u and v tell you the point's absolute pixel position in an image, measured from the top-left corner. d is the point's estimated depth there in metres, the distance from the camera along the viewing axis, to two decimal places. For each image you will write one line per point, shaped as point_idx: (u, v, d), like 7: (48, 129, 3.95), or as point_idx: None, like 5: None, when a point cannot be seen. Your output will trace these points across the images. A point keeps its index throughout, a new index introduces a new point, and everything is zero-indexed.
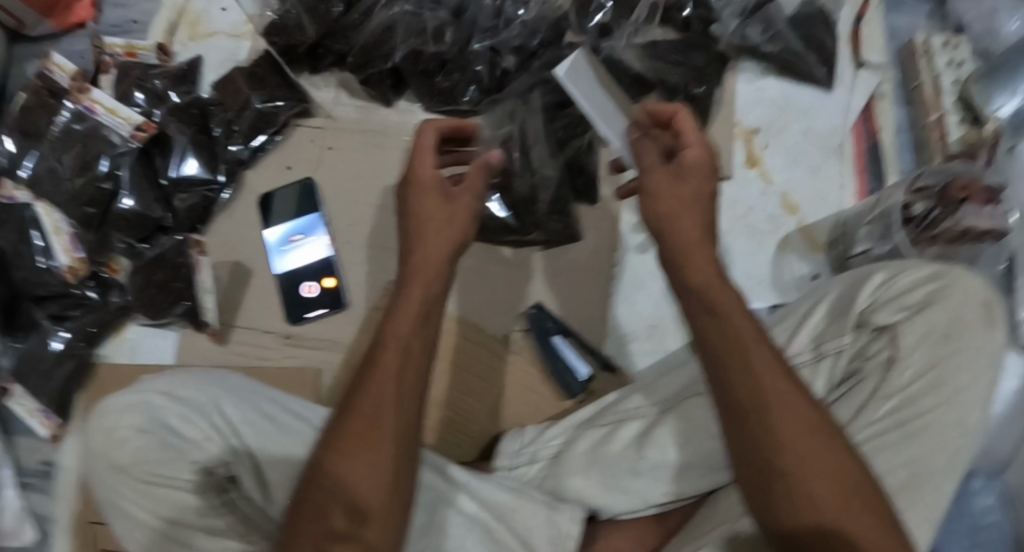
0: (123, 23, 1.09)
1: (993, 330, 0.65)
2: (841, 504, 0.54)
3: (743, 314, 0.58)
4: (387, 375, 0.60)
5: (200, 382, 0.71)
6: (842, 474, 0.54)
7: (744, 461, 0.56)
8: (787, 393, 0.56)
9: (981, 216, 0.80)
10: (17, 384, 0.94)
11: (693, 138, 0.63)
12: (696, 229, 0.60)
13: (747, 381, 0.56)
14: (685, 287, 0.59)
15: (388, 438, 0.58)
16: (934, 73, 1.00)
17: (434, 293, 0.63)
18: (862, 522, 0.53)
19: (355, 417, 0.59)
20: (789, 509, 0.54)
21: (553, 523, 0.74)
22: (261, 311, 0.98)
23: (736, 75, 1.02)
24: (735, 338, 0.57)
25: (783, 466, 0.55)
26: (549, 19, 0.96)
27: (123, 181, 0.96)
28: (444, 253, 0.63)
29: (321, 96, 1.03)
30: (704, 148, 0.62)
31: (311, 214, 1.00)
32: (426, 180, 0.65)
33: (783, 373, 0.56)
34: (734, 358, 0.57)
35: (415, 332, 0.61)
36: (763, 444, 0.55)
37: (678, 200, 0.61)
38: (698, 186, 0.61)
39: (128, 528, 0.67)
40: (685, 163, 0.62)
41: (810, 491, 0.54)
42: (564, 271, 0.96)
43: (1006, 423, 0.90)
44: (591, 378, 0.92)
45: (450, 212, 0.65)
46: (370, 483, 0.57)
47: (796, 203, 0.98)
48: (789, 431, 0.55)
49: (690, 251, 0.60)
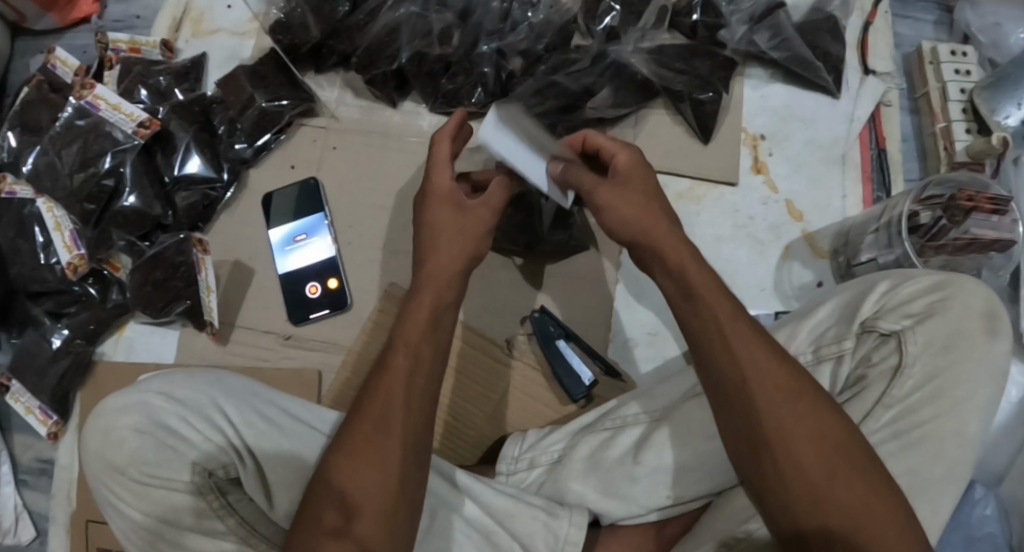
0: (126, 18, 1.10)
1: (993, 341, 0.66)
2: (828, 471, 0.55)
3: (720, 294, 0.60)
4: (395, 382, 0.60)
5: (197, 382, 0.70)
6: (824, 439, 0.56)
7: (733, 435, 0.58)
8: (768, 365, 0.58)
9: (986, 226, 0.82)
10: (14, 380, 0.95)
11: (619, 149, 0.67)
12: (665, 228, 0.64)
13: (727, 357, 0.58)
14: (685, 290, 0.61)
15: (395, 446, 0.59)
16: (940, 81, 1.01)
17: (446, 300, 0.65)
18: (849, 486, 0.54)
19: (364, 423, 0.59)
20: (778, 479, 0.56)
21: (551, 529, 0.73)
22: (262, 311, 0.98)
23: (742, 82, 1.01)
24: (715, 317, 0.59)
25: (768, 436, 0.56)
26: (556, 24, 0.96)
27: (125, 178, 0.95)
28: (456, 267, 0.66)
29: (325, 96, 1.03)
30: (632, 155, 0.67)
31: (314, 215, 1.00)
32: (443, 191, 0.68)
33: (761, 345, 0.58)
34: (716, 336, 0.59)
35: (422, 341, 0.62)
36: (749, 416, 0.57)
37: (632, 208, 0.64)
38: (641, 190, 0.65)
39: (124, 526, 0.67)
40: (621, 172, 0.66)
41: (796, 459, 0.55)
42: (566, 276, 0.96)
43: (1003, 434, 0.92)
44: (594, 383, 0.90)
45: (464, 226, 0.67)
46: (376, 481, 0.58)
47: (800, 211, 0.98)
48: (770, 399, 0.57)
49: (668, 258, 0.62)
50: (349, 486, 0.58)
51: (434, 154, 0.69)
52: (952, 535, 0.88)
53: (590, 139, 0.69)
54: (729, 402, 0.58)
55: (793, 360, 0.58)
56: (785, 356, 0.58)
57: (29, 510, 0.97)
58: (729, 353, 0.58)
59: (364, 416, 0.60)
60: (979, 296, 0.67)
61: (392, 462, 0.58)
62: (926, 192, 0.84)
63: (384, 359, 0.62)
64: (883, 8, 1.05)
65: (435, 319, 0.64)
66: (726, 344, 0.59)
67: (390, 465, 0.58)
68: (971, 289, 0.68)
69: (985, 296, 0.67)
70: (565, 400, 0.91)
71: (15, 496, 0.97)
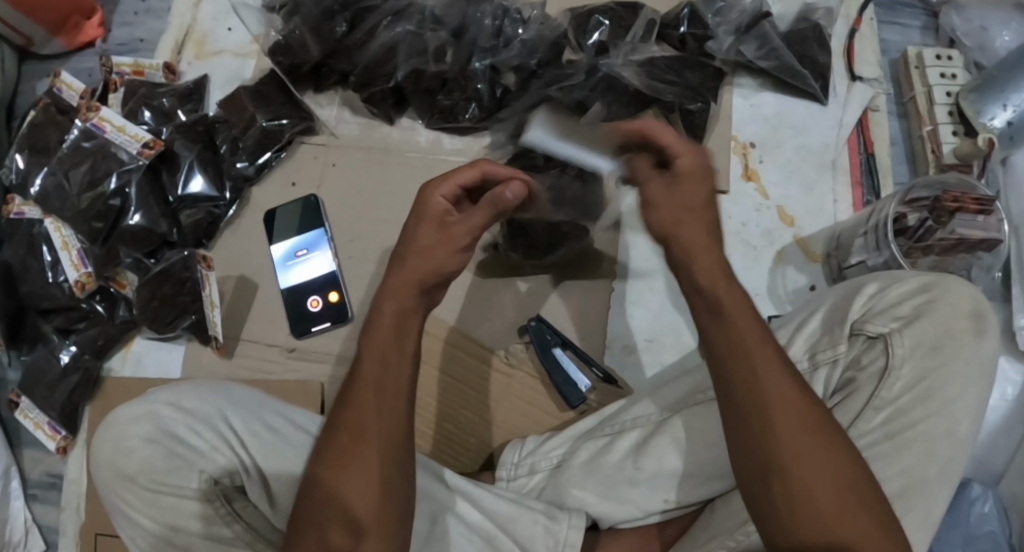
0: (131, 41, 1.13)
1: (979, 340, 0.67)
2: (835, 500, 0.56)
3: (747, 314, 0.61)
4: (367, 391, 0.63)
5: (206, 394, 0.72)
6: (836, 470, 0.57)
7: (745, 457, 0.59)
8: (788, 391, 0.59)
9: (973, 226, 0.84)
10: (24, 396, 0.97)
11: (686, 149, 0.65)
12: (699, 231, 0.63)
13: (750, 380, 0.59)
14: (714, 307, 0.61)
15: (375, 448, 0.62)
16: (927, 86, 1.02)
17: (408, 308, 0.66)
18: (854, 517, 0.56)
19: (343, 429, 0.63)
20: (787, 505, 0.57)
21: (551, 532, 0.75)
22: (267, 325, 1.00)
23: (732, 91, 1.04)
24: (740, 337, 0.60)
25: (782, 462, 0.57)
26: (548, 39, 0.98)
27: (131, 197, 0.97)
28: (416, 283, 0.66)
29: (324, 114, 1.05)
30: (695, 157, 0.64)
31: (316, 230, 1.02)
32: (430, 208, 0.69)
33: (785, 373, 0.59)
34: (736, 358, 0.60)
35: (388, 347, 0.64)
36: (763, 441, 0.58)
37: (674, 212, 0.64)
38: (699, 194, 0.64)
39: (136, 533, 0.69)
40: (678, 172, 0.64)
41: (806, 486, 0.57)
42: (561, 286, 0.98)
43: (998, 433, 0.93)
44: (590, 389, 0.92)
45: (434, 245, 0.67)
46: (361, 491, 0.61)
47: (792, 216, 0.99)
48: (789, 428, 0.58)
49: (694, 255, 0.62)
50: (341, 501, 0.61)
51: (450, 172, 0.71)
52: (950, 533, 0.89)
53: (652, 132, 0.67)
54: (744, 425, 0.59)
55: (813, 393, 0.60)
56: (805, 387, 0.60)
57: (39, 524, 0.99)
58: (752, 378, 0.59)
59: (343, 429, 0.63)
60: (965, 296, 0.69)
61: (374, 467, 0.61)
62: (913, 194, 0.85)
63: (356, 369, 0.65)
64: (869, 15, 1.07)
65: (399, 326, 0.65)
66: (750, 368, 0.59)
67: (371, 468, 0.61)
68: (957, 289, 0.69)
69: (970, 295, 0.69)
70: (563, 406, 0.93)
71: (25, 510, 0.99)
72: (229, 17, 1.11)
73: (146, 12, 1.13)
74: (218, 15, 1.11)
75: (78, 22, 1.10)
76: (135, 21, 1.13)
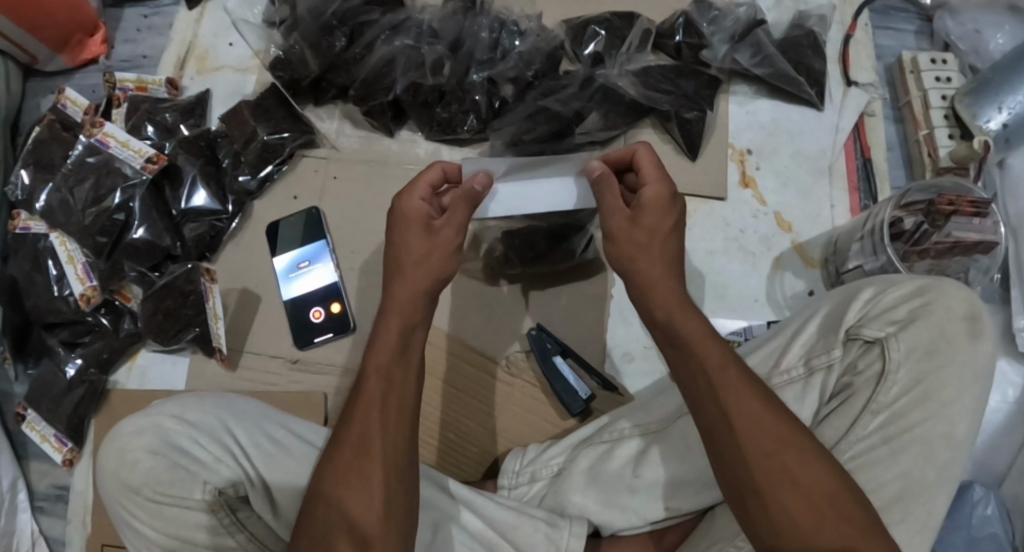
0: (133, 58, 1.14)
1: (976, 343, 0.67)
2: (814, 515, 0.57)
3: (708, 342, 0.63)
4: (369, 408, 0.64)
5: (209, 407, 0.73)
6: (812, 484, 0.58)
7: (724, 480, 0.61)
8: (761, 413, 0.60)
9: (969, 228, 0.83)
10: (31, 409, 0.98)
11: (653, 181, 0.69)
12: (656, 266, 0.67)
13: (717, 406, 0.61)
14: (675, 340, 0.64)
15: (376, 465, 0.63)
16: (922, 89, 1.03)
17: (412, 324, 0.68)
18: (837, 530, 0.57)
19: (343, 449, 0.64)
20: (767, 522, 0.58)
21: (553, 540, 0.75)
22: (269, 336, 1.01)
23: (728, 98, 1.04)
24: (707, 364, 0.62)
25: (758, 482, 0.59)
26: (544, 51, 1.00)
27: (135, 212, 0.98)
28: (422, 291, 0.69)
29: (325, 127, 1.06)
30: (660, 188, 0.69)
31: (318, 242, 1.03)
32: (410, 213, 0.71)
33: (753, 395, 0.61)
34: (708, 383, 0.62)
35: (390, 365, 0.66)
36: (737, 462, 0.60)
37: (633, 245, 0.67)
38: (660, 224, 0.68)
39: (140, 543, 0.70)
40: (643, 203, 0.68)
41: (784, 503, 0.58)
42: (560, 294, 0.99)
43: (998, 436, 0.94)
44: (591, 397, 0.93)
45: (428, 248, 0.70)
46: (363, 505, 0.62)
47: (789, 222, 1.00)
48: (761, 450, 0.59)
49: (653, 285, 0.66)
50: (344, 518, 0.62)
51: (420, 176, 0.74)
52: (952, 535, 0.89)
53: (639, 159, 0.70)
54: (720, 450, 0.61)
55: (787, 411, 0.61)
56: (778, 407, 0.61)
57: (46, 536, 1.00)
58: (719, 403, 0.61)
59: (344, 449, 0.64)
60: (960, 298, 0.69)
61: (376, 483, 0.62)
62: (908, 198, 0.86)
63: (359, 386, 0.66)
64: (863, 21, 1.08)
65: (403, 342, 0.67)
66: (717, 394, 0.61)
67: (373, 484, 0.62)
68: (952, 294, 0.69)
69: (966, 299, 0.69)
70: (565, 415, 0.94)
71: (32, 523, 0.99)
72: (229, 32, 1.12)
73: (149, 28, 1.15)
74: (219, 30, 1.12)
75: (82, 39, 1.11)
76: (138, 38, 1.15)
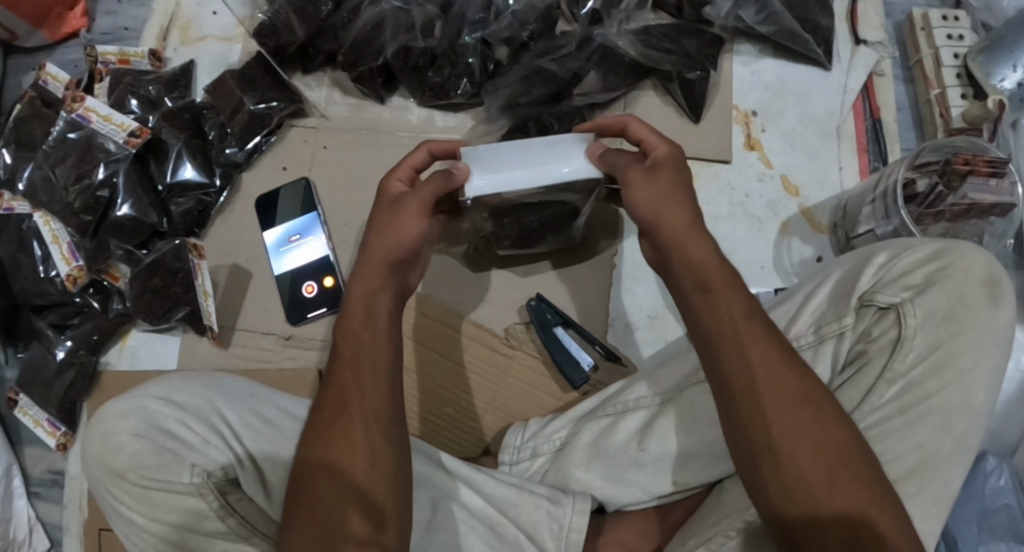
0: (115, 30, 1.10)
1: (995, 309, 0.65)
2: (827, 476, 0.55)
3: (734, 292, 0.60)
4: (346, 371, 0.63)
5: (195, 386, 0.71)
6: (828, 444, 0.56)
7: (735, 437, 0.58)
8: (777, 367, 0.57)
9: (984, 190, 0.81)
10: (23, 394, 0.95)
11: (660, 143, 0.69)
12: (682, 214, 0.64)
13: (738, 357, 0.58)
14: (700, 286, 0.61)
15: (360, 424, 0.61)
16: (933, 47, 0.99)
17: (379, 286, 0.67)
18: (847, 493, 0.55)
19: (327, 410, 0.62)
20: (777, 485, 0.56)
21: (555, 517, 0.72)
22: (262, 312, 0.98)
23: (733, 58, 1.00)
24: (727, 315, 0.59)
25: (772, 440, 0.56)
26: (538, 9, 0.93)
27: (119, 187, 0.95)
28: (386, 257, 0.67)
29: (313, 96, 1.03)
30: (670, 149, 0.68)
31: (310, 214, 0.99)
32: (389, 193, 0.72)
33: (774, 349, 0.58)
34: (728, 334, 0.59)
35: (363, 327, 0.65)
36: (753, 420, 0.57)
37: (656, 191, 0.65)
38: (670, 174, 0.66)
39: (129, 529, 0.67)
40: (655, 161, 0.67)
41: (797, 464, 0.55)
42: (563, 264, 0.96)
43: (1015, 405, 0.90)
44: (593, 368, 0.90)
45: (391, 219, 0.69)
46: (358, 466, 0.60)
47: (795, 186, 0.97)
48: (778, 405, 0.57)
49: (684, 237, 0.63)
50: (339, 479, 0.60)
51: (404, 158, 0.74)
52: (965, 508, 0.85)
53: (632, 129, 0.71)
54: (732, 406, 0.58)
55: (806, 369, 0.58)
56: (796, 363, 0.58)
57: (43, 521, 0.98)
58: (740, 353, 0.58)
59: (330, 411, 0.62)
60: (980, 262, 0.66)
61: (361, 440, 0.60)
62: (921, 159, 0.83)
63: (335, 354, 0.65)
64: None
65: (369, 305, 0.66)
66: (738, 345, 0.58)
67: (358, 442, 0.60)
68: (971, 257, 0.66)
69: (984, 262, 0.66)
70: (567, 389, 0.91)
71: (28, 508, 0.97)
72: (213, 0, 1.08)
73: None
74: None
75: (61, 12, 1.07)
76: (119, 9, 1.11)
